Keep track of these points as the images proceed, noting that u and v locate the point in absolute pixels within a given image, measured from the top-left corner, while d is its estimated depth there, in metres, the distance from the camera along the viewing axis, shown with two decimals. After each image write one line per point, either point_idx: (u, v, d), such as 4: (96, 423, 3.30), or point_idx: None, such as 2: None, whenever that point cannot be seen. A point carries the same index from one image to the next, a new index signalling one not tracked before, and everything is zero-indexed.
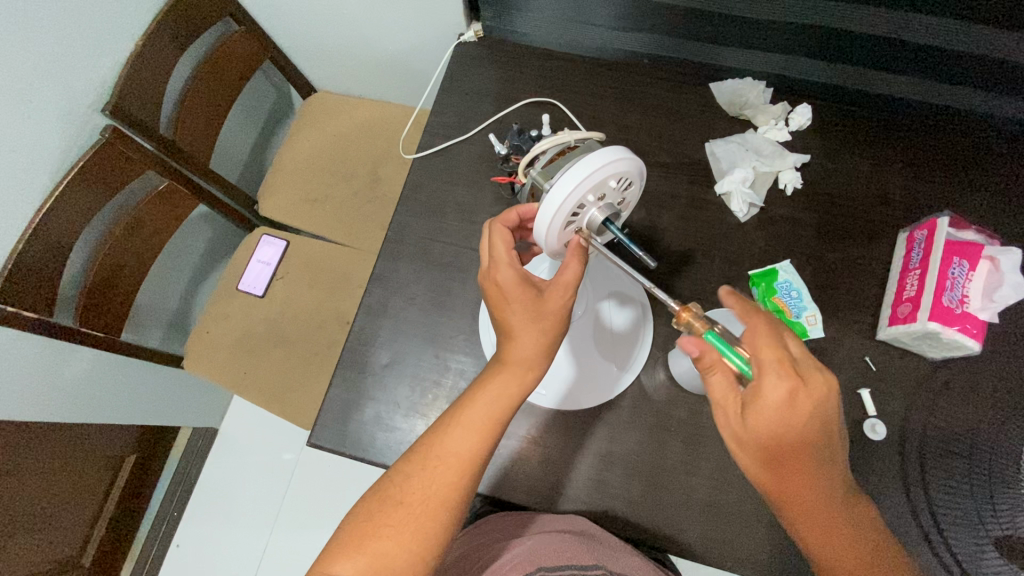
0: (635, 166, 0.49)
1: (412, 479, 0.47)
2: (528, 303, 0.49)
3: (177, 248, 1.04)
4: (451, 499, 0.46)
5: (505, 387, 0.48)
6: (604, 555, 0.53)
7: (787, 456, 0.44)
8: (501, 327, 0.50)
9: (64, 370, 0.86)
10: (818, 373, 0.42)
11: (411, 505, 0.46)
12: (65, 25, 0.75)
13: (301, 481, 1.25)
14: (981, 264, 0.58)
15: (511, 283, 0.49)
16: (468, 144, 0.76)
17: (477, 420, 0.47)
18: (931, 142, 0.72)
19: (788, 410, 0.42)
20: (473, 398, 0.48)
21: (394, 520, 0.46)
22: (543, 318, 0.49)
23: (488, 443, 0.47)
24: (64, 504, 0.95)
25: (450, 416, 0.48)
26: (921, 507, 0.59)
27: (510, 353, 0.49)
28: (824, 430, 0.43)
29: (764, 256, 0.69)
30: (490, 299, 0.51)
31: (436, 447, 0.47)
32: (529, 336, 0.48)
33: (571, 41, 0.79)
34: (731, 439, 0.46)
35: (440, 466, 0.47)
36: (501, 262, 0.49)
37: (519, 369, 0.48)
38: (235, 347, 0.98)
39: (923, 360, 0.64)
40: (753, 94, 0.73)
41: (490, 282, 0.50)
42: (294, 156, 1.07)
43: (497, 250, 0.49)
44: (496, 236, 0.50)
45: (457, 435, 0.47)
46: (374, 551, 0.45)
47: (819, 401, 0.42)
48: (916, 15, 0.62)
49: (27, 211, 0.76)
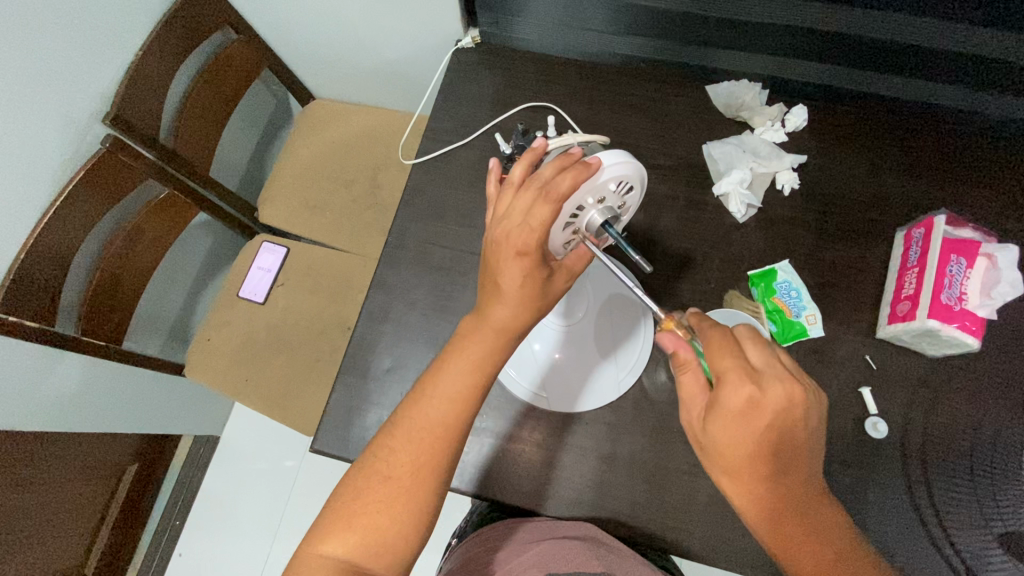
0: (635, 170, 0.49)
1: (399, 452, 0.47)
2: (535, 284, 0.46)
3: (178, 256, 1.04)
4: (438, 468, 0.47)
5: (484, 353, 0.48)
6: (609, 558, 0.53)
7: (749, 465, 0.43)
8: (492, 293, 0.48)
9: (65, 379, 0.86)
10: (779, 381, 0.41)
11: (400, 478, 0.46)
12: (65, 35, 0.76)
13: (304, 488, 1.25)
14: (979, 261, 0.58)
15: (530, 256, 0.44)
16: (467, 149, 0.77)
17: (459, 389, 0.48)
18: (927, 142, 0.72)
19: (745, 420, 0.42)
20: (454, 366, 0.48)
21: (384, 494, 0.46)
22: (542, 299, 0.47)
23: (470, 410, 0.48)
24: (65, 514, 0.94)
25: (431, 386, 0.48)
26: (925, 505, 0.59)
27: (495, 319, 0.47)
28: (789, 437, 0.43)
29: (763, 256, 0.70)
30: (497, 263, 0.46)
31: (419, 418, 0.47)
32: (523, 311, 0.47)
33: (569, 46, 0.79)
34: (694, 436, 0.47)
35: (426, 436, 0.47)
36: (535, 232, 0.43)
37: (501, 335, 0.48)
38: (237, 354, 0.98)
39: (923, 358, 0.64)
40: (749, 96, 0.74)
41: (507, 242, 0.45)
42: (294, 164, 1.08)
43: (543, 216, 0.43)
44: (574, 178, 0.43)
45: (440, 405, 0.47)
46: (365, 526, 0.45)
47: (776, 412, 0.41)
48: (910, 17, 0.62)
49: (28, 221, 0.76)
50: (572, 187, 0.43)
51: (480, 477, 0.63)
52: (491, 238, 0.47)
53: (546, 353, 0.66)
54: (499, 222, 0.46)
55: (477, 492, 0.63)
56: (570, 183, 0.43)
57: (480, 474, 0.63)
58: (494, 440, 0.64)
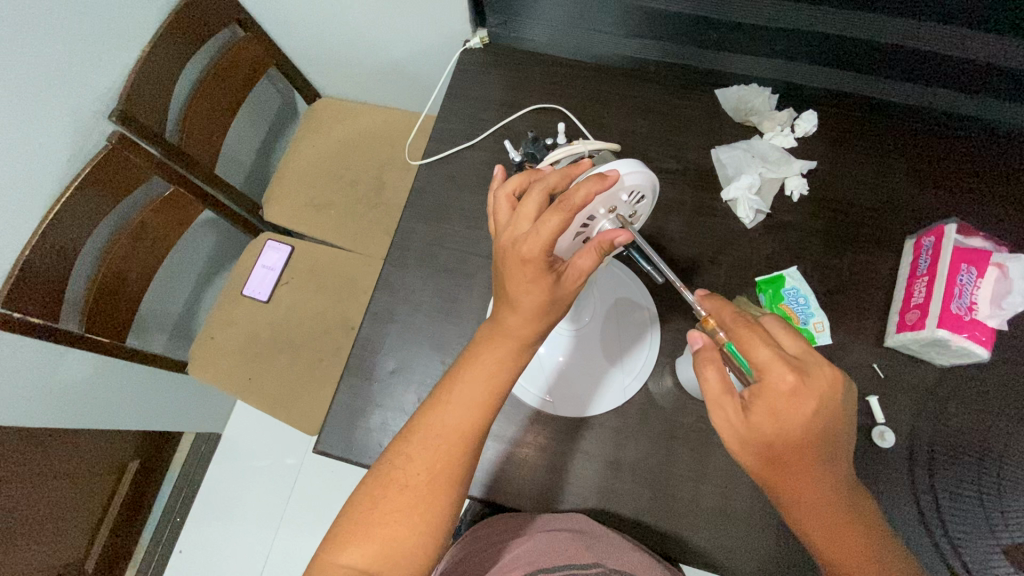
0: (647, 180, 0.49)
1: (415, 460, 0.47)
2: (543, 289, 0.44)
3: (182, 254, 1.04)
4: (456, 475, 0.47)
5: (503, 361, 0.47)
6: (606, 550, 0.53)
7: (800, 449, 0.41)
8: (502, 302, 0.47)
9: (68, 375, 0.85)
10: (820, 365, 0.41)
11: (417, 487, 0.46)
12: (73, 32, 0.76)
13: (304, 487, 1.25)
14: (990, 270, 0.58)
15: (535, 263, 0.43)
16: (475, 151, 0.76)
17: (478, 395, 0.47)
18: (935, 148, 0.72)
19: (789, 404, 0.40)
20: (472, 372, 0.48)
21: (401, 504, 0.46)
22: (553, 308, 0.46)
23: (488, 416, 0.48)
24: (68, 509, 0.94)
25: (447, 391, 0.48)
26: (931, 515, 0.59)
27: (511, 329, 0.47)
28: (829, 424, 0.41)
29: (771, 262, 0.69)
30: (505, 271, 0.45)
31: (437, 425, 0.47)
32: (536, 320, 0.46)
33: (578, 48, 0.79)
34: (732, 436, 0.42)
35: (442, 443, 0.47)
36: (542, 242, 0.42)
37: (516, 345, 0.47)
38: (240, 352, 0.98)
39: (931, 367, 0.64)
40: (759, 100, 0.73)
41: (514, 249, 0.43)
42: (299, 162, 1.07)
43: (551, 225, 0.41)
44: (587, 190, 0.41)
45: (458, 411, 0.47)
46: (383, 535, 0.45)
47: (821, 397, 0.40)
48: (919, 23, 0.62)
49: (35, 217, 0.76)
50: (585, 199, 0.41)
51: (485, 481, 0.63)
52: (500, 245, 0.45)
53: (553, 358, 0.66)
54: (505, 230, 0.45)
55: (481, 496, 0.62)
56: (584, 195, 0.41)
57: (483, 478, 0.63)
58: (498, 444, 0.64)
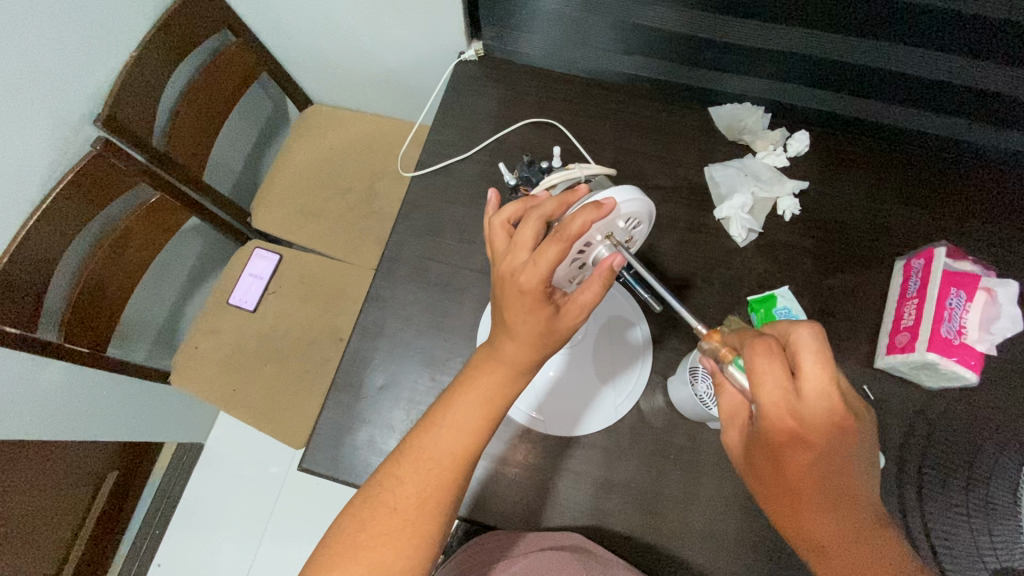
0: (645, 207, 0.49)
1: (406, 484, 0.46)
2: (541, 318, 0.43)
3: (166, 261, 1.02)
4: (447, 499, 0.46)
5: (498, 385, 0.47)
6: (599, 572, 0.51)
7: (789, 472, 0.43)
8: (499, 327, 0.46)
9: (45, 386, 0.83)
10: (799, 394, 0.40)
11: (408, 510, 0.45)
12: (60, 37, 0.74)
13: (289, 498, 1.23)
14: (979, 295, 0.58)
15: (533, 294, 0.42)
16: (468, 164, 0.76)
17: (472, 419, 0.46)
18: (924, 172, 0.73)
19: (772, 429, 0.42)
20: (467, 397, 0.47)
21: (389, 527, 0.45)
22: (552, 336, 0.45)
23: (481, 441, 0.47)
24: (43, 526, 0.91)
25: (441, 413, 0.47)
26: (921, 538, 0.59)
27: (507, 354, 0.46)
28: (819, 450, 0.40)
29: (764, 282, 0.69)
30: (503, 299, 0.44)
31: (429, 448, 0.46)
32: (531, 346, 0.45)
33: (572, 63, 0.79)
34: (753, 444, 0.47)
35: (435, 466, 0.46)
36: (540, 272, 0.41)
37: (511, 370, 0.46)
38: (225, 362, 0.96)
39: (920, 389, 0.64)
40: (751, 119, 0.74)
41: (511, 279, 0.43)
42: (290, 169, 1.06)
43: (549, 255, 0.40)
44: (583, 219, 0.41)
45: (451, 434, 0.46)
46: (370, 560, 0.44)
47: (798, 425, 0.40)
48: (914, 48, 0.62)
49: (13, 224, 0.74)
50: (582, 229, 0.41)
51: (473, 500, 0.62)
52: (498, 274, 0.45)
53: (544, 376, 0.65)
54: (501, 260, 0.44)
55: (468, 516, 0.61)
56: (580, 225, 0.41)
57: (470, 498, 0.62)
58: (487, 463, 0.63)
